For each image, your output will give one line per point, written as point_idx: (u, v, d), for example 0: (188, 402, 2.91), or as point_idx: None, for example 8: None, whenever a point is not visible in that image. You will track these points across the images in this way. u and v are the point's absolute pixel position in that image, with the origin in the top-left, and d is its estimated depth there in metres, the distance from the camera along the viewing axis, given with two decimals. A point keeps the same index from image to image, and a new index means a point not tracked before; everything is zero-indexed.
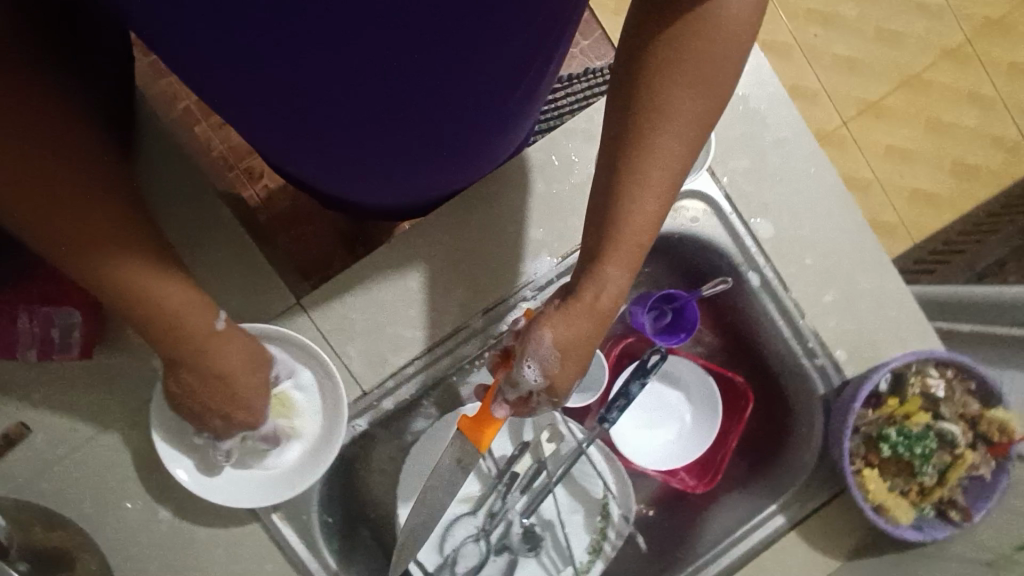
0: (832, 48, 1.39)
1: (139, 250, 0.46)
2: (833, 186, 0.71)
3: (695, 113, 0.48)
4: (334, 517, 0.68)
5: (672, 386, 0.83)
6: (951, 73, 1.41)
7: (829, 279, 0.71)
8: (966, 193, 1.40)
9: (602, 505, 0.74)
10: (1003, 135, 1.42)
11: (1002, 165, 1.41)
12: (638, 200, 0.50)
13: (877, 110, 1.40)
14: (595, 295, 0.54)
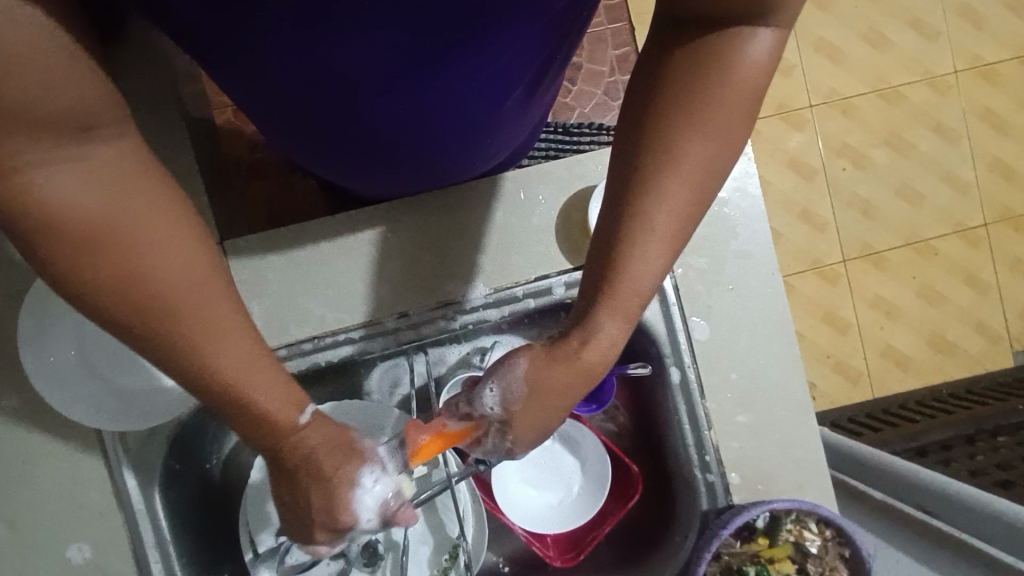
0: (854, 188, 1.39)
1: (191, 286, 0.40)
2: (781, 313, 0.70)
3: (706, 158, 0.46)
4: (181, 466, 0.66)
5: (571, 451, 0.81)
6: (958, 248, 1.42)
7: (747, 401, 0.70)
8: (934, 365, 1.41)
9: (452, 546, 0.71)
10: (988, 323, 1.42)
11: (977, 351, 1.42)
12: (643, 244, 0.47)
13: (876, 260, 1.40)
14: (588, 347, 0.50)
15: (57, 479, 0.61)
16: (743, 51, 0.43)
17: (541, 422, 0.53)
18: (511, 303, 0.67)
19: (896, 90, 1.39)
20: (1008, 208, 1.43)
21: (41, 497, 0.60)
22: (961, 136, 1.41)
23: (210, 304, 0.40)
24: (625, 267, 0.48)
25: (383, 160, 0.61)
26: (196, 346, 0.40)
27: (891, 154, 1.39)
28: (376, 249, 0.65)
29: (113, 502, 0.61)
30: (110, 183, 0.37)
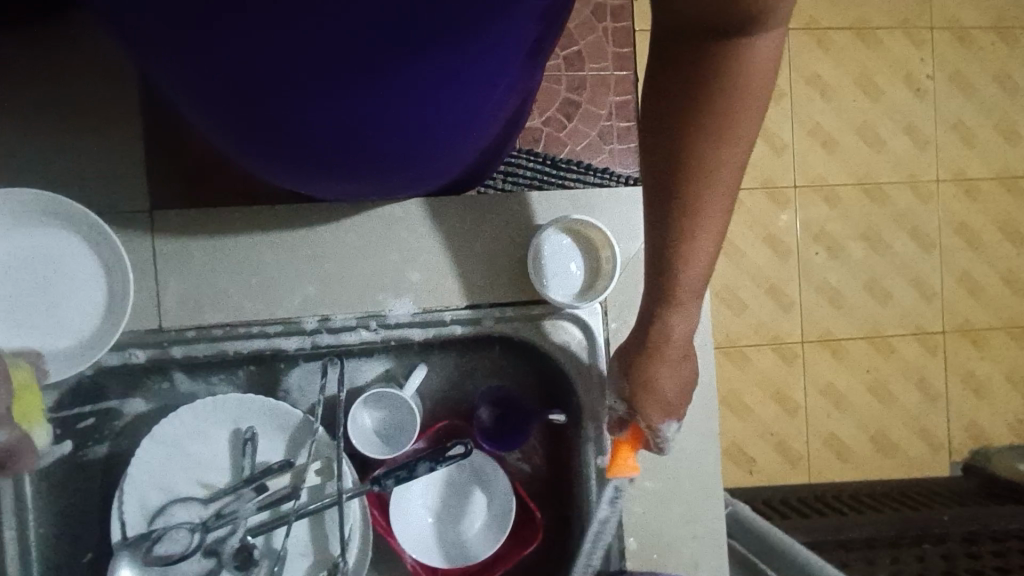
0: (823, 275, 1.41)
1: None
2: (706, 385, 0.70)
3: (735, 159, 0.51)
4: (65, 431, 0.64)
5: (479, 486, 0.74)
6: (915, 353, 1.44)
7: (657, 468, 0.69)
8: (873, 462, 1.41)
9: (332, 564, 0.68)
10: (932, 431, 1.43)
11: (917, 456, 1.43)
12: (697, 246, 0.54)
13: (833, 349, 1.41)
14: (676, 326, 0.59)
15: None
16: (751, 52, 0.46)
17: (668, 395, 0.61)
18: (438, 326, 0.66)
19: (880, 188, 1.42)
20: (969, 322, 1.45)
21: None
22: (935, 244, 1.44)
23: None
24: (697, 252, 0.55)
25: (343, 163, 0.56)
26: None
27: (865, 248, 1.42)
28: (308, 245, 0.63)
29: None
30: None
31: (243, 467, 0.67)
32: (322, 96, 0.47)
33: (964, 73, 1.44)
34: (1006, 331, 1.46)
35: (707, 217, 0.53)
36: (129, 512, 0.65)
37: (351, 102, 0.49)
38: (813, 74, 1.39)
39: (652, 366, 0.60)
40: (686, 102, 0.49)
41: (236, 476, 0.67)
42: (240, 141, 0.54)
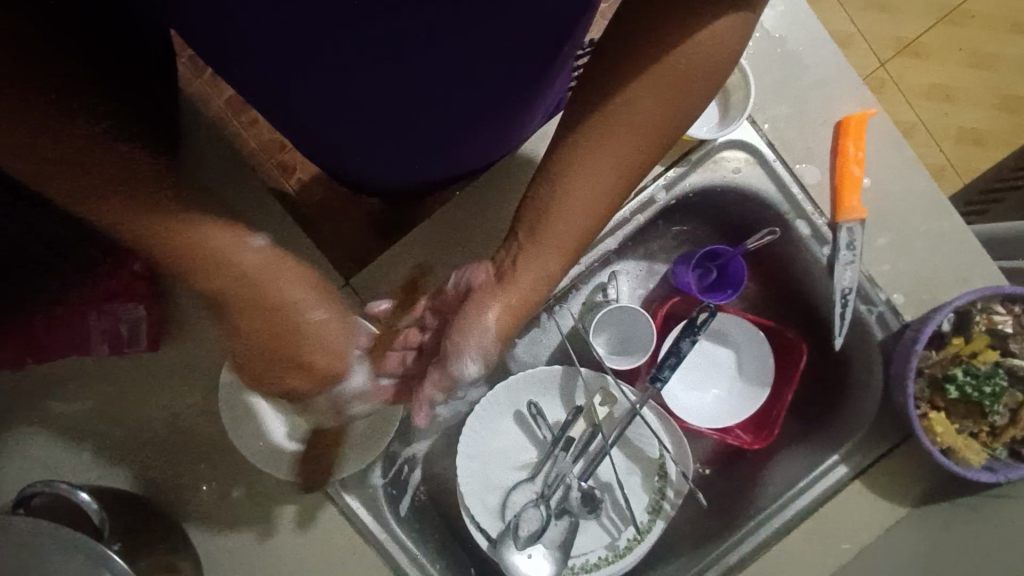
0: (847, 14, 1.49)
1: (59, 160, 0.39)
2: (881, 123, 0.68)
3: (645, 123, 0.46)
4: (396, 489, 0.71)
5: (721, 344, 0.82)
6: (950, 36, 1.50)
7: (882, 221, 0.69)
8: (973, 157, 1.49)
9: (658, 465, 0.74)
10: (1009, 91, 1.49)
11: (1007, 129, 1.49)
12: (568, 195, 0.50)
13: (881, 79, 1.49)
14: (521, 279, 0.54)
15: (302, 539, 0.65)
16: (701, 29, 0.43)
17: (505, 346, 0.56)
18: (625, 228, 0.70)
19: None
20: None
21: (292, 554, 0.64)
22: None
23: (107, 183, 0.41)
24: (554, 210, 0.51)
25: (487, 126, 0.61)
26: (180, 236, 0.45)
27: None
28: (482, 235, 0.69)
29: (359, 538, 0.66)
30: (566, 194, 0.50)
31: (544, 435, 0.74)
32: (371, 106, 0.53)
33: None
34: None
35: (580, 166, 0.48)
36: (484, 521, 0.72)
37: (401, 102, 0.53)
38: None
39: (496, 320, 0.54)
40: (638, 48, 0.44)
41: (542, 445, 0.74)
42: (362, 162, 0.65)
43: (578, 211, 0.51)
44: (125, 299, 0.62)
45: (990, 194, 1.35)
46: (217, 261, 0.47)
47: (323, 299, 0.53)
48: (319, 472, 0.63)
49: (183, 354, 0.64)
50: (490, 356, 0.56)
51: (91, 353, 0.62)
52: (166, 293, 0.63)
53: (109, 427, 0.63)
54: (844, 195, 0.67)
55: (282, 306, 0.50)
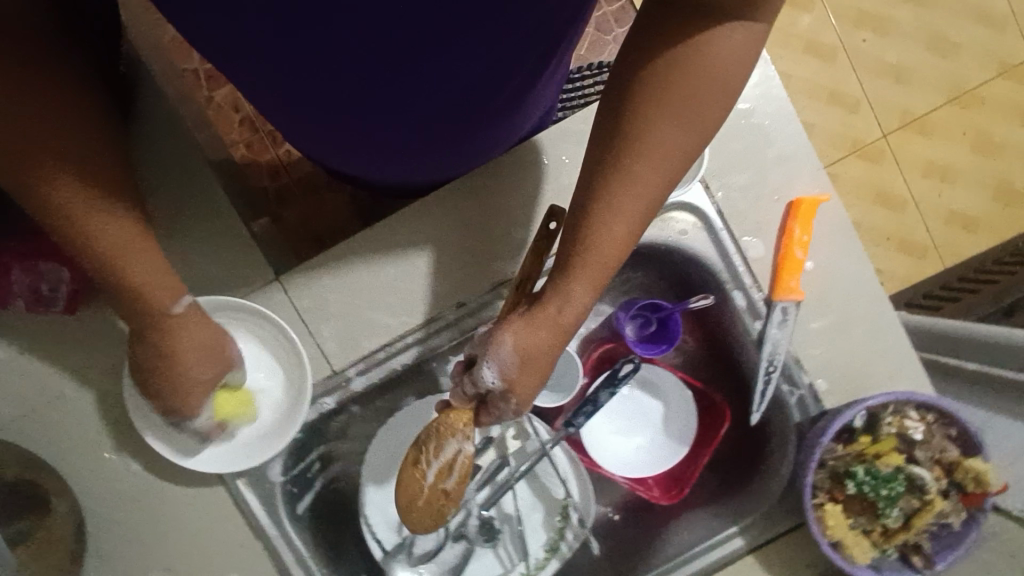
0: (859, 77, 1.46)
1: (57, 174, 0.47)
2: (832, 209, 0.69)
3: (676, 142, 0.49)
4: (298, 487, 0.71)
5: (652, 394, 0.82)
6: (958, 116, 1.46)
7: (819, 306, 0.69)
8: (964, 242, 1.46)
9: (562, 506, 0.74)
10: (1008, 181, 1.46)
11: (1001, 219, 1.46)
12: (605, 223, 0.52)
13: (882, 152, 1.46)
14: (561, 307, 0.56)
15: (191, 525, 0.65)
16: (710, 38, 0.46)
17: (538, 366, 0.58)
18: None
19: (877, 18, 1.46)
20: (1007, 62, 1.47)
21: (178, 536, 0.65)
22: (958, 44, 1.46)
23: (86, 199, 0.48)
24: (596, 238, 0.53)
25: (509, 115, 0.66)
26: (117, 256, 0.51)
27: (876, 39, 1.45)
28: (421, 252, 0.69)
29: (250, 531, 0.66)
30: (612, 221, 0.52)
31: None
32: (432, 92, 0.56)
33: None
34: None
35: (616, 190, 0.51)
36: (381, 532, 0.73)
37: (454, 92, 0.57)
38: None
39: (525, 341, 0.56)
40: (655, 73, 0.48)
41: None
42: (359, 158, 0.68)
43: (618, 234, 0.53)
44: (51, 258, 0.62)
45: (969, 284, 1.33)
46: (156, 279, 0.54)
47: (219, 350, 0.60)
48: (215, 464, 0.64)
49: (101, 325, 0.64)
50: (520, 376, 0.57)
51: (10, 307, 0.63)
52: None
53: (17, 385, 0.63)
54: (780, 276, 0.68)
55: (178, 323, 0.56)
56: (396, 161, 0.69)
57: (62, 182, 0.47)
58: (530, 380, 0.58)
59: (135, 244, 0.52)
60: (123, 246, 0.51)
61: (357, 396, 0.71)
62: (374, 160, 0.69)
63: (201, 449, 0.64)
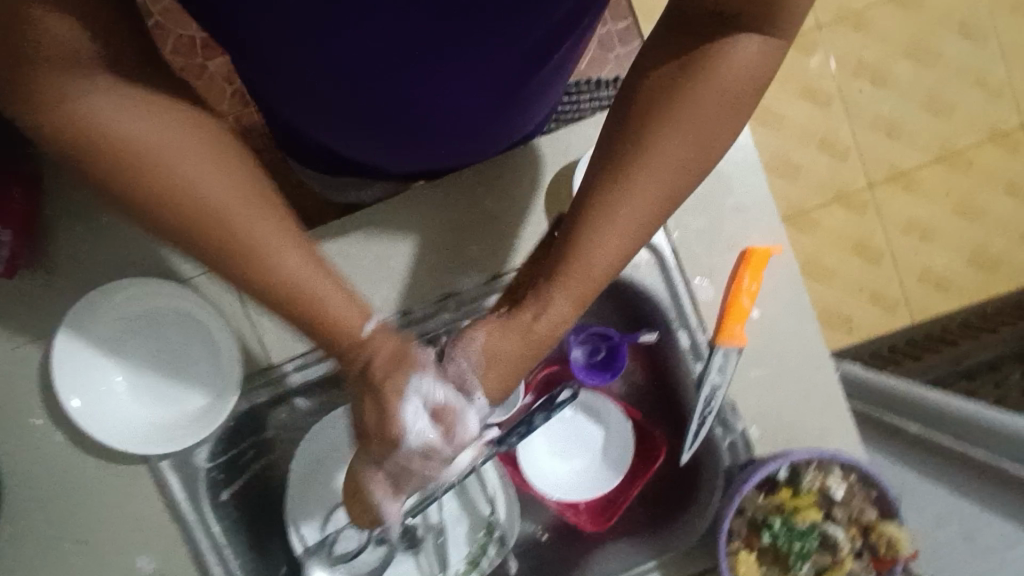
0: (852, 126, 1.47)
1: (203, 185, 0.45)
2: (784, 263, 0.69)
3: (681, 157, 0.50)
4: (224, 475, 0.71)
5: (592, 419, 0.82)
6: (944, 177, 1.48)
7: (758, 355, 0.70)
8: (935, 302, 1.48)
9: (487, 521, 0.74)
10: (984, 247, 1.48)
11: (974, 283, 1.48)
12: (603, 232, 0.52)
13: (865, 201, 1.47)
14: (546, 313, 0.55)
15: (110, 497, 0.67)
16: (731, 50, 0.47)
17: (508, 363, 0.57)
18: None
19: (875, 69, 1.47)
20: (996, 127, 1.48)
21: (102, 510, 0.67)
22: (951, 104, 1.48)
23: (238, 199, 0.46)
24: (591, 244, 0.52)
25: (520, 108, 0.68)
26: (263, 249, 0.48)
27: (872, 89, 1.47)
28: (372, 257, 0.71)
29: (169, 516, 0.68)
30: (611, 227, 0.52)
31: None
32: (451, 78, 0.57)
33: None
34: None
35: (614, 199, 0.51)
36: (304, 529, 0.73)
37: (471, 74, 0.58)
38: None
39: (499, 336, 0.57)
40: (671, 81, 0.49)
41: None
42: (360, 142, 0.69)
43: (614, 241, 0.52)
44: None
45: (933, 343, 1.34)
46: (306, 276, 0.49)
47: (408, 361, 0.54)
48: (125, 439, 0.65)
49: (47, 290, 0.66)
50: (490, 367, 0.57)
51: None
52: (42, 229, 0.66)
53: None
54: (726, 321, 0.68)
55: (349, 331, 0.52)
56: (397, 150, 0.70)
57: (232, 210, 0.46)
58: (500, 373, 0.58)
59: (276, 222, 0.48)
60: (263, 231, 0.47)
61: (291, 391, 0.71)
62: (375, 149, 0.70)
63: (117, 422, 0.66)
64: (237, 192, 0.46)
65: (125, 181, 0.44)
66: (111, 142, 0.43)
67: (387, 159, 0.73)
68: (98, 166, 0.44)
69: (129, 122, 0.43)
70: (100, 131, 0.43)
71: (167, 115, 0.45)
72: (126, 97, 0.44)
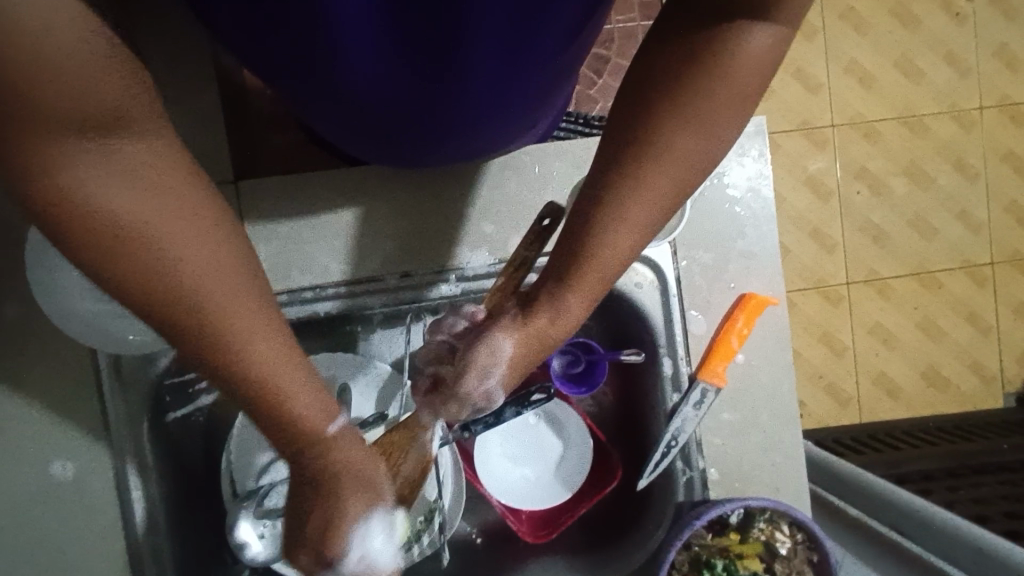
0: (843, 223, 1.50)
1: (202, 274, 0.44)
2: (777, 317, 0.71)
3: (692, 157, 0.49)
4: (171, 398, 0.68)
5: (556, 432, 0.80)
6: (915, 293, 1.53)
7: (732, 399, 0.71)
8: (882, 407, 1.52)
9: (429, 508, 0.71)
10: (938, 367, 1.53)
11: (922, 398, 1.53)
12: (616, 226, 0.51)
13: (840, 297, 1.51)
14: (557, 317, 0.55)
15: (42, 392, 0.63)
16: (741, 40, 0.45)
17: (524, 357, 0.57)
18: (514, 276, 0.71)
19: (875, 179, 1.50)
20: (971, 259, 1.53)
21: (27, 410, 0.62)
22: (936, 228, 1.52)
23: (231, 293, 0.46)
24: (598, 252, 0.52)
25: (529, 105, 0.65)
26: (233, 335, 0.46)
27: (868, 196, 1.50)
28: (385, 213, 0.70)
29: (102, 423, 0.63)
30: (625, 235, 0.51)
31: None
32: (476, 62, 0.53)
33: (951, 48, 1.50)
34: (1006, 265, 1.54)
35: (628, 203, 0.50)
36: (239, 473, 0.69)
37: (490, 52, 0.52)
38: (797, 67, 1.48)
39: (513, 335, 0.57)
40: (670, 78, 0.47)
41: None
42: (328, 112, 0.60)
43: (625, 245, 0.52)
44: None
45: (875, 443, 1.36)
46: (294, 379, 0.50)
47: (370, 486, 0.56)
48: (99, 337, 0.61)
49: None
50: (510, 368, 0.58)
51: None
52: None
53: None
54: (711, 360, 0.68)
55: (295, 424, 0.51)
56: (373, 107, 0.58)
57: (193, 291, 0.44)
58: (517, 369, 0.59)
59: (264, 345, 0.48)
60: (249, 311, 0.47)
61: None
62: (350, 112, 0.59)
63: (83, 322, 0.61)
64: (204, 272, 0.44)
65: (153, 289, 0.43)
66: (110, 226, 0.41)
67: (361, 135, 0.64)
68: (120, 263, 0.42)
69: (135, 206, 0.41)
70: (108, 222, 0.41)
71: (172, 185, 0.42)
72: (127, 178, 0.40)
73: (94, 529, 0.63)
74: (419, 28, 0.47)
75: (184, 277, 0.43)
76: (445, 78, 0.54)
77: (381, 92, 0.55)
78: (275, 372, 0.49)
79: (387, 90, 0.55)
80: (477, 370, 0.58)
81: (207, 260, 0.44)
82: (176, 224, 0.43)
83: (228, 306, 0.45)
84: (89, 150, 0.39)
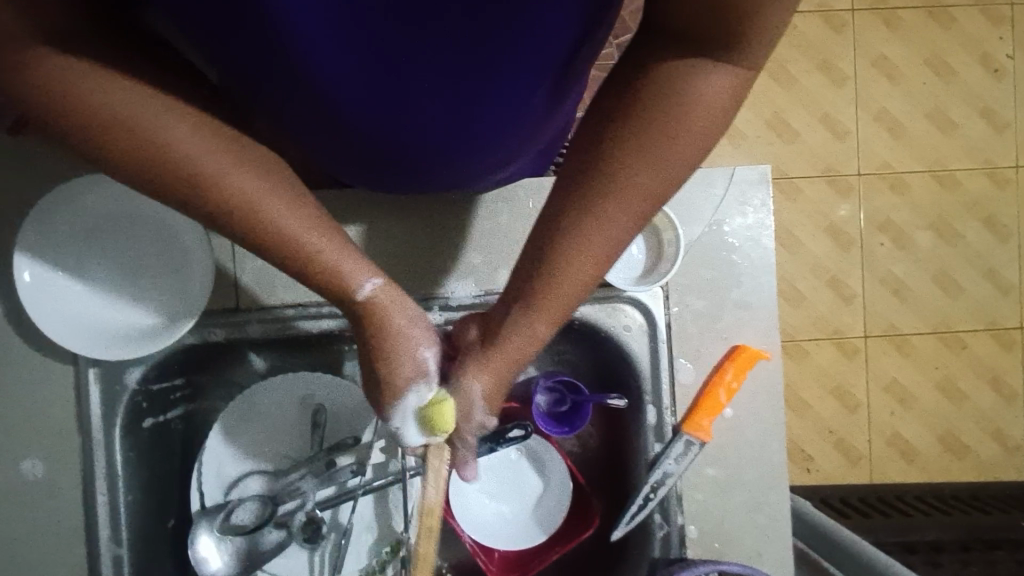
0: (863, 273, 1.46)
1: (228, 160, 0.43)
2: (769, 371, 0.68)
3: (651, 189, 0.47)
4: (149, 404, 0.67)
5: (536, 470, 0.77)
6: (937, 352, 1.47)
7: (716, 454, 0.68)
8: (896, 467, 1.45)
9: (394, 538, 0.69)
10: (958, 431, 1.46)
11: (938, 462, 1.46)
12: (570, 252, 0.48)
13: (856, 350, 1.46)
14: (509, 343, 0.52)
15: (21, 386, 0.63)
16: (702, 77, 0.44)
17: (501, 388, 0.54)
18: None
19: (899, 231, 1.45)
20: (997, 321, 1.47)
21: (2, 406, 0.63)
22: (962, 287, 1.46)
23: (235, 161, 0.43)
24: (555, 274, 0.49)
25: (522, 139, 0.64)
26: (247, 198, 0.44)
27: (892, 249, 1.45)
28: (375, 235, 0.70)
29: (76, 426, 0.64)
30: (582, 253, 0.48)
31: (313, 443, 0.70)
32: (462, 84, 0.52)
33: (988, 103, 1.46)
34: None
35: (590, 226, 0.47)
36: (207, 487, 0.68)
37: (472, 76, 0.51)
38: (825, 112, 1.45)
39: (480, 368, 0.53)
40: (641, 101, 0.46)
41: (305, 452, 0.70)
42: (316, 138, 0.61)
43: (579, 271, 0.49)
44: None
45: (883, 505, 1.30)
46: (328, 240, 0.47)
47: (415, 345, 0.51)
48: (55, 327, 0.62)
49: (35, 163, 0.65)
50: (490, 399, 0.54)
51: None
52: None
53: None
54: (695, 415, 0.66)
55: (327, 265, 0.47)
56: (351, 136, 0.58)
57: (200, 167, 0.42)
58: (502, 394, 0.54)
59: (288, 191, 0.46)
60: (260, 172, 0.44)
61: (246, 339, 0.68)
62: (336, 138, 0.59)
63: (52, 311, 0.62)
64: (211, 140, 0.43)
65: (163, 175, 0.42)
66: (111, 123, 0.40)
67: (349, 162, 0.64)
68: (124, 157, 0.41)
69: (126, 100, 0.40)
70: (106, 119, 0.40)
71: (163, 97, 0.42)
72: (131, 81, 0.41)
73: (56, 530, 0.63)
74: (396, 56, 0.48)
75: (190, 147, 0.42)
76: (428, 108, 0.54)
77: (370, 119, 0.55)
78: (306, 218, 0.46)
79: (370, 118, 0.55)
80: (462, 420, 0.54)
81: (201, 143, 0.42)
82: (181, 114, 0.42)
83: (240, 167, 0.43)
84: (91, 62, 0.40)
